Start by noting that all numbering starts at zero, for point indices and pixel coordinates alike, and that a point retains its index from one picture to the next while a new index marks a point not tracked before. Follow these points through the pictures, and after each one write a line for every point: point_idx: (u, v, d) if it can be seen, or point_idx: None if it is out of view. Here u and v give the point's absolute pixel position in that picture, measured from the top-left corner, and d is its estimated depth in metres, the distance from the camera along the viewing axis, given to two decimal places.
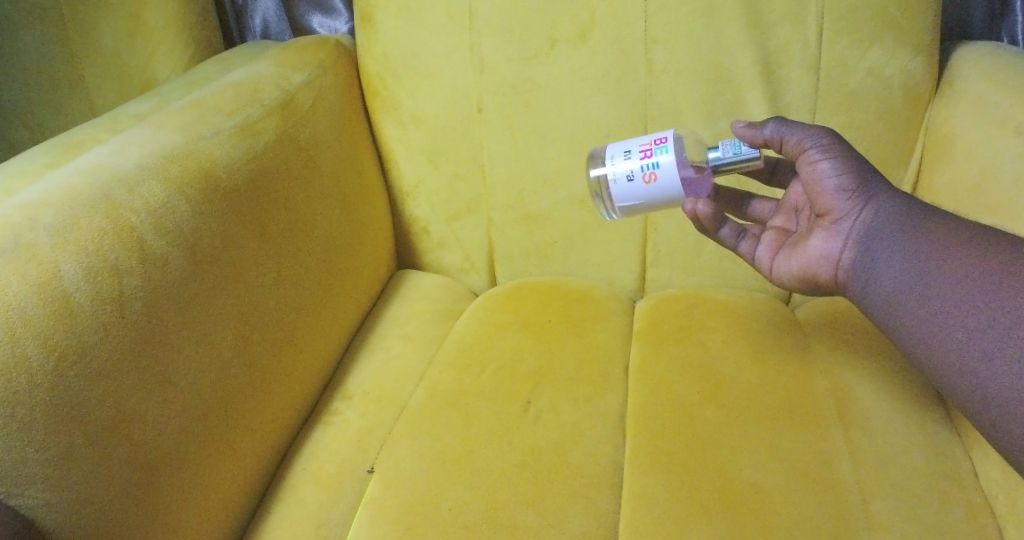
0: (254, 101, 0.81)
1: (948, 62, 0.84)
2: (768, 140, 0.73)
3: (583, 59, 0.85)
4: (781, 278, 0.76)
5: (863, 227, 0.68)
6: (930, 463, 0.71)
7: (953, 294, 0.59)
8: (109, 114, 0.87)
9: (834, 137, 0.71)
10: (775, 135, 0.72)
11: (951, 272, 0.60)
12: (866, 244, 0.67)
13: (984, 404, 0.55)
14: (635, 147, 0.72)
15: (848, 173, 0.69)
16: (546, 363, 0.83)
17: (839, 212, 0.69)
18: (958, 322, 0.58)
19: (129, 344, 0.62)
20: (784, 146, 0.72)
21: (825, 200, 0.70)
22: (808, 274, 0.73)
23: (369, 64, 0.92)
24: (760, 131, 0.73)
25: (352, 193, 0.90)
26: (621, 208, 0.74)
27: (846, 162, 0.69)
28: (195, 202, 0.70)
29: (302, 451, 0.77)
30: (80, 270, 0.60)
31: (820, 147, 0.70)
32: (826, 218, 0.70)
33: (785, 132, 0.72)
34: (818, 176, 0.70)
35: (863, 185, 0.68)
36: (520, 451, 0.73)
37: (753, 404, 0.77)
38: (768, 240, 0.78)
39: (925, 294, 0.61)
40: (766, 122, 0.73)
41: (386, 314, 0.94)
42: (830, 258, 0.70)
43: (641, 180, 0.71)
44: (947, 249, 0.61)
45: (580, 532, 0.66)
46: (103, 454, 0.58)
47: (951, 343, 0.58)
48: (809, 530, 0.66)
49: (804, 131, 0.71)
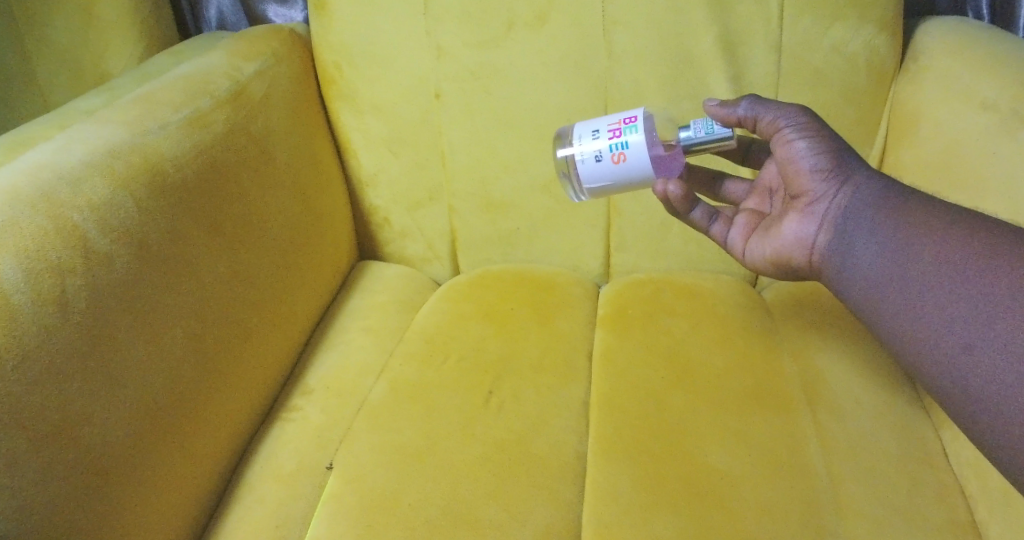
0: (204, 93, 0.79)
1: (913, 38, 0.82)
2: (741, 119, 0.70)
3: (542, 41, 0.84)
4: (754, 262, 0.75)
5: (840, 210, 0.66)
6: (898, 444, 0.70)
7: (932, 281, 0.56)
8: (59, 110, 0.85)
9: (811, 116, 0.69)
10: (749, 113, 0.70)
11: (932, 257, 0.57)
12: (841, 227, 0.65)
13: (964, 399, 0.53)
14: (603, 126, 0.70)
15: (824, 153, 0.67)
16: (508, 352, 0.81)
17: (815, 194, 0.68)
18: (937, 310, 0.55)
19: (74, 345, 0.60)
20: (758, 125, 0.70)
21: (801, 182, 0.68)
22: (782, 257, 0.72)
23: (325, 52, 0.90)
24: (733, 110, 0.70)
25: (309, 182, 0.89)
26: (590, 189, 0.72)
27: (823, 142, 0.67)
28: (140, 198, 0.68)
29: (262, 447, 0.76)
30: (20, 271, 0.58)
31: (796, 126, 0.69)
32: (801, 201, 0.69)
33: (759, 111, 0.70)
34: (794, 155, 0.68)
35: (840, 165, 0.67)
36: (482, 443, 0.72)
37: (718, 387, 0.76)
38: (741, 223, 0.77)
39: (902, 279, 0.59)
40: (739, 101, 0.70)
41: (347, 306, 0.93)
42: (805, 242, 0.69)
43: (611, 159, 0.70)
44: (926, 232, 0.59)
45: (542, 524, 0.65)
46: (49, 458, 0.57)
47: (929, 334, 0.55)
48: (776, 516, 0.64)
49: (780, 110, 0.69)
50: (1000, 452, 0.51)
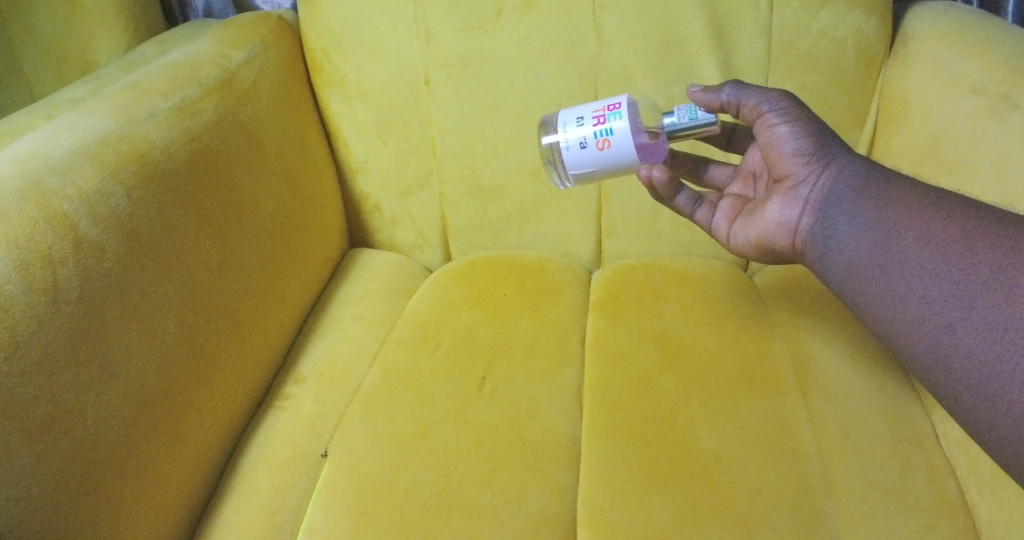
0: (192, 81, 0.78)
1: (902, 21, 0.82)
2: (723, 104, 0.72)
3: (531, 28, 0.83)
4: (738, 247, 0.75)
5: (821, 193, 0.66)
6: (889, 425, 0.71)
7: (914, 262, 0.57)
8: (45, 99, 0.84)
9: (793, 102, 0.70)
10: (731, 98, 0.71)
11: (913, 239, 0.58)
12: (823, 211, 0.65)
13: (946, 378, 0.53)
14: (587, 113, 0.70)
15: (806, 137, 0.68)
16: (500, 338, 0.81)
17: (797, 177, 0.68)
18: (919, 291, 0.56)
19: (67, 335, 0.60)
20: (741, 110, 0.71)
21: (783, 165, 0.69)
22: (766, 241, 0.72)
23: (312, 39, 0.90)
24: (716, 95, 0.72)
25: (298, 170, 0.88)
26: (574, 176, 0.72)
27: (805, 126, 0.68)
28: (131, 187, 0.68)
29: (256, 436, 0.76)
30: (11, 263, 0.58)
31: (778, 110, 0.69)
32: (784, 184, 0.69)
33: (741, 95, 0.71)
34: (776, 140, 0.69)
35: (822, 149, 0.67)
36: (475, 429, 0.72)
37: (711, 371, 0.76)
38: (725, 208, 0.77)
39: (885, 260, 0.59)
40: (722, 86, 0.71)
41: (339, 294, 0.93)
42: (787, 225, 0.69)
43: (594, 146, 0.70)
44: (907, 214, 0.59)
45: (537, 508, 0.66)
46: (41, 448, 0.57)
47: (911, 314, 0.56)
48: (769, 497, 0.65)
49: (762, 95, 0.70)
50: (981, 431, 0.52)
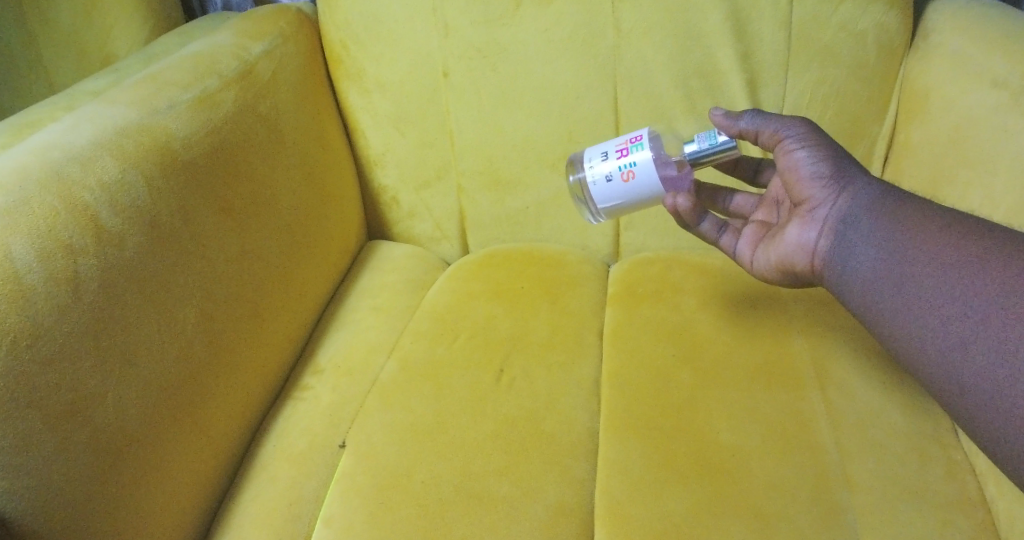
0: (212, 72, 0.79)
1: (923, 13, 0.81)
2: (743, 132, 0.71)
3: (549, 20, 0.83)
4: (762, 271, 0.75)
5: (838, 215, 0.66)
6: (908, 418, 0.70)
7: (928, 281, 0.56)
8: (66, 92, 0.85)
9: (812, 127, 0.69)
10: (751, 126, 0.71)
11: (928, 257, 0.57)
12: (841, 231, 0.65)
13: (960, 395, 0.53)
14: (611, 147, 0.71)
15: (824, 161, 0.68)
16: (517, 330, 0.82)
17: (814, 201, 0.68)
18: (932, 310, 0.55)
19: (87, 324, 0.60)
20: (760, 138, 0.71)
21: (801, 189, 0.69)
22: (786, 263, 0.71)
23: (331, 32, 0.90)
24: (735, 122, 0.72)
25: (317, 162, 0.89)
26: (604, 210, 0.73)
27: (823, 150, 0.68)
28: (152, 178, 0.68)
29: (274, 425, 0.76)
30: (32, 252, 0.58)
31: (796, 136, 0.69)
32: (803, 207, 0.69)
33: (761, 124, 0.71)
34: (794, 164, 0.69)
35: (839, 172, 0.67)
36: (493, 420, 0.72)
37: (730, 364, 0.76)
38: (748, 233, 0.77)
39: (900, 280, 0.58)
40: (742, 113, 0.71)
41: (357, 286, 0.93)
42: (806, 247, 0.69)
43: (620, 179, 0.70)
44: (922, 234, 0.59)
45: (556, 500, 0.66)
46: (62, 438, 0.57)
47: (924, 333, 0.55)
48: (788, 492, 0.65)
49: (780, 121, 0.70)
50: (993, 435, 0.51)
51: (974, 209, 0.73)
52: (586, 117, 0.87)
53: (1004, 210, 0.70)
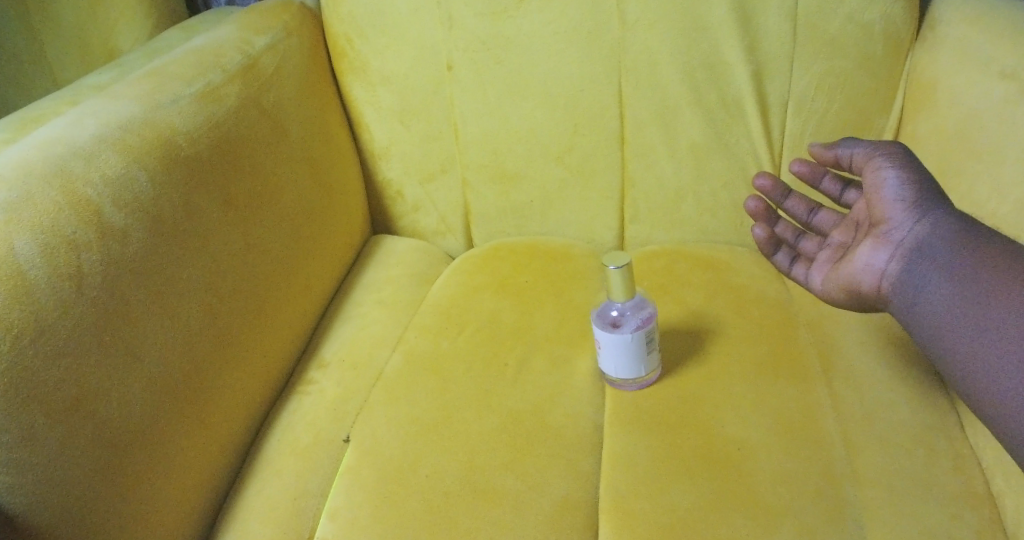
0: (215, 67, 0.79)
1: (929, 5, 0.81)
2: (836, 158, 0.72)
3: (553, 12, 0.83)
4: (829, 294, 0.73)
5: (915, 242, 0.63)
6: (914, 413, 0.69)
7: (1013, 330, 0.54)
8: (70, 87, 0.85)
9: (903, 153, 0.67)
10: (845, 153, 0.71)
11: (1012, 305, 0.55)
12: (916, 260, 0.63)
13: None
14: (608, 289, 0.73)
15: (911, 186, 0.65)
16: (523, 323, 0.82)
17: (892, 224, 0.65)
18: (1015, 362, 0.53)
19: (91, 318, 0.60)
20: (852, 160, 0.70)
21: (881, 209, 0.66)
22: (852, 285, 0.69)
23: (335, 25, 0.90)
24: (831, 150, 0.73)
25: (321, 156, 0.89)
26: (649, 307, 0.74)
27: (912, 176, 0.65)
28: (155, 173, 0.68)
29: (279, 420, 0.76)
30: (35, 247, 0.58)
31: (889, 158, 0.67)
32: (879, 229, 0.67)
33: (855, 148, 0.71)
34: (879, 183, 0.66)
35: (925, 200, 0.64)
36: (499, 414, 0.72)
37: (736, 357, 0.76)
38: (818, 262, 0.76)
39: (980, 321, 0.56)
40: (839, 140, 0.72)
41: (362, 280, 0.93)
42: (874, 270, 0.67)
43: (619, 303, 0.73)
44: (1009, 278, 0.56)
45: (561, 494, 0.65)
46: (68, 431, 0.57)
47: (1004, 384, 0.54)
48: (794, 485, 0.64)
49: (871, 145, 0.69)
50: None
51: (981, 201, 0.71)
52: (590, 110, 0.87)
53: (1012, 203, 0.67)
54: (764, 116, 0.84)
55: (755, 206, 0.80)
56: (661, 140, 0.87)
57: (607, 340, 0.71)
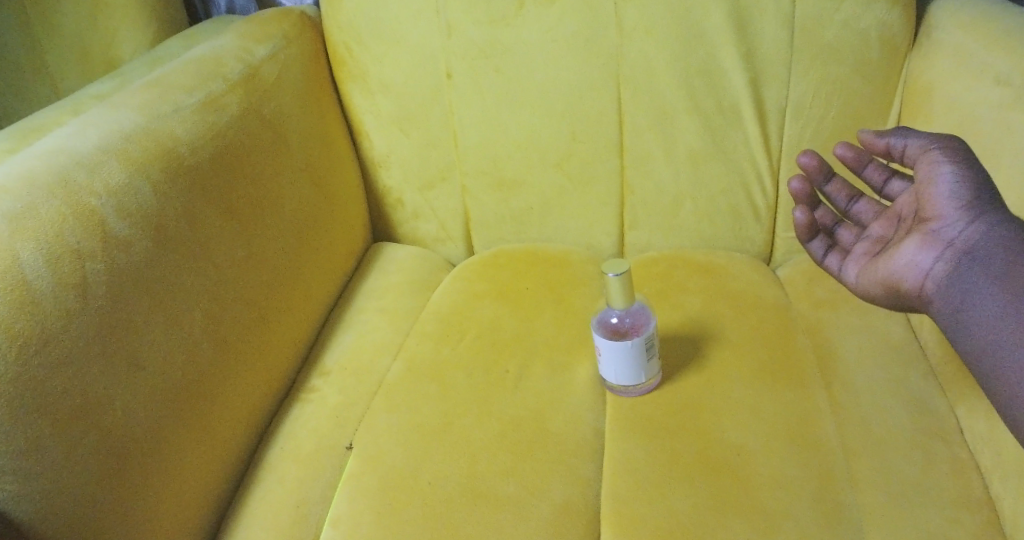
0: (216, 76, 0.79)
1: (926, 12, 0.81)
2: (889, 148, 0.70)
3: (552, 20, 0.84)
4: (865, 287, 0.71)
5: (967, 244, 0.63)
6: (912, 418, 0.69)
7: None
8: (71, 96, 0.85)
9: (962, 149, 0.66)
10: (899, 143, 0.69)
11: None
12: (969, 264, 0.62)
13: None
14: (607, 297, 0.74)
15: (968, 184, 0.64)
16: (523, 330, 0.82)
17: (944, 222, 0.65)
18: None
19: (95, 328, 0.60)
20: (906, 151, 0.69)
21: (934, 205, 0.65)
22: (891, 281, 0.68)
23: (335, 34, 0.91)
24: (884, 139, 0.70)
25: (322, 164, 0.90)
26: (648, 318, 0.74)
27: (970, 173, 0.64)
28: (159, 183, 0.69)
29: (281, 427, 0.77)
30: (40, 257, 0.58)
31: (947, 153, 0.66)
32: (928, 226, 0.66)
33: (910, 139, 0.69)
34: (935, 178, 0.65)
35: (980, 200, 0.63)
36: (500, 421, 0.72)
37: (735, 363, 0.76)
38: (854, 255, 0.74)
39: None
40: (893, 130, 0.70)
41: (363, 287, 0.93)
42: (918, 267, 0.66)
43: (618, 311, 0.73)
44: None
45: (562, 500, 0.66)
46: (72, 440, 0.57)
47: None
48: (793, 489, 0.64)
49: (927, 138, 0.68)
50: None
51: None
52: (589, 118, 0.88)
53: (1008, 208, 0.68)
54: (761, 122, 0.85)
55: (800, 185, 0.76)
56: (660, 146, 0.88)
57: (605, 346, 0.72)
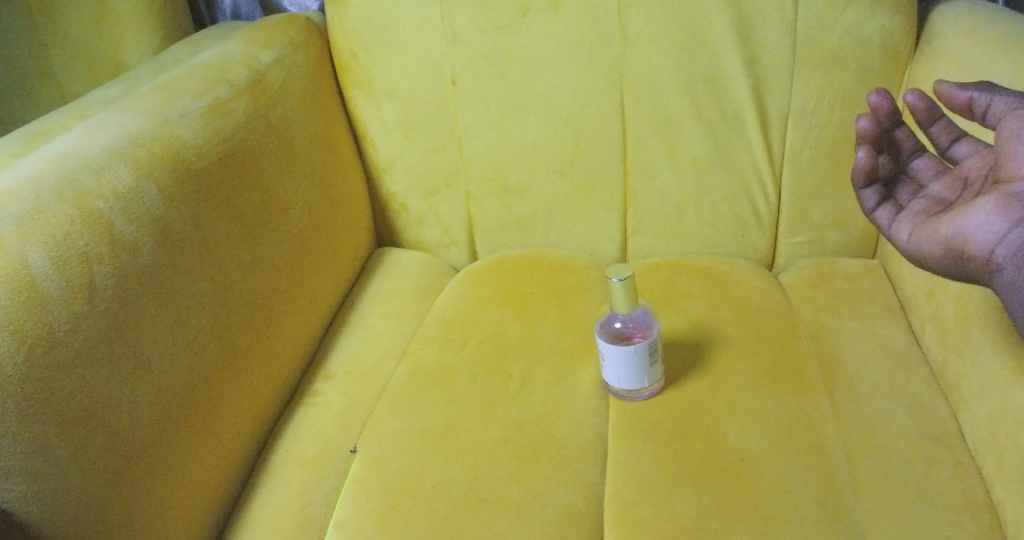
0: (223, 82, 0.80)
1: (927, 20, 0.82)
2: (969, 103, 0.61)
3: (556, 27, 0.84)
4: (917, 247, 0.64)
5: None
6: (914, 423, 0.70)
7: None
8: (78, 101, 0.86)
9: None
10: (983, 98, 0.60)
11: None
12: None
13: None
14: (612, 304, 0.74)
15: None
16: (527, 335, 0.83)
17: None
18: None
19: (102, 331, 0.61)
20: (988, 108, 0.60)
21: (1016, 166, 0.55)
22: (948, 244, 0.60)
23: (340, 40, 0.91)
24: (965, 92, 0.61)
25: (327, 169, 0.90)
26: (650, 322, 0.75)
27: None
28: (165, 187, 0.69)
29: (285, 431, 0.77)
30: (48, 259, 0.59)
31: None
32: (1005, 188, 0.56)
33: (995, 97, 0.60)
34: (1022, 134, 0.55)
35: None
36: (504, 425, 0.73)
37: (739, 368, 0.76)
38: (908, 213, 0.68)
39: None
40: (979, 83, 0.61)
41: (367, 292, 0.94)
42: (984, 231, 0.56)
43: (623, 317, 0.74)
44: None
45: (565, 504, 0.66)
46: (79, 442, 0.57)
47: None
48: (796, 494, 0.64)
49: (1018, 96, 0.59)
50: None
51: None
52: (592, 124, 0.88)
53: None
54: (764, 130, 0.85)
55: (866, 127, 0.69)
56: (663, 153, 0.88)
57: (609, 351, 0.72)
